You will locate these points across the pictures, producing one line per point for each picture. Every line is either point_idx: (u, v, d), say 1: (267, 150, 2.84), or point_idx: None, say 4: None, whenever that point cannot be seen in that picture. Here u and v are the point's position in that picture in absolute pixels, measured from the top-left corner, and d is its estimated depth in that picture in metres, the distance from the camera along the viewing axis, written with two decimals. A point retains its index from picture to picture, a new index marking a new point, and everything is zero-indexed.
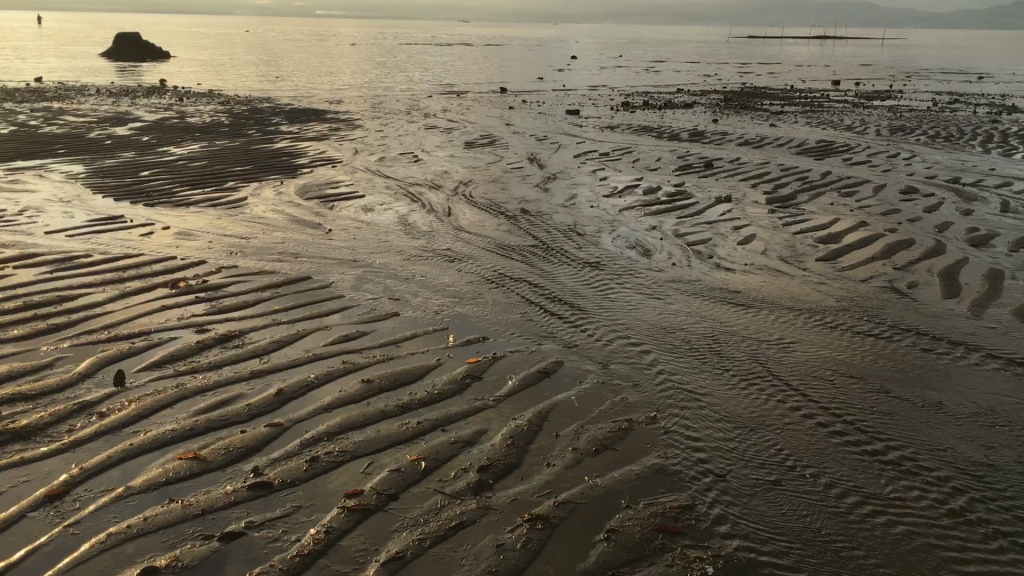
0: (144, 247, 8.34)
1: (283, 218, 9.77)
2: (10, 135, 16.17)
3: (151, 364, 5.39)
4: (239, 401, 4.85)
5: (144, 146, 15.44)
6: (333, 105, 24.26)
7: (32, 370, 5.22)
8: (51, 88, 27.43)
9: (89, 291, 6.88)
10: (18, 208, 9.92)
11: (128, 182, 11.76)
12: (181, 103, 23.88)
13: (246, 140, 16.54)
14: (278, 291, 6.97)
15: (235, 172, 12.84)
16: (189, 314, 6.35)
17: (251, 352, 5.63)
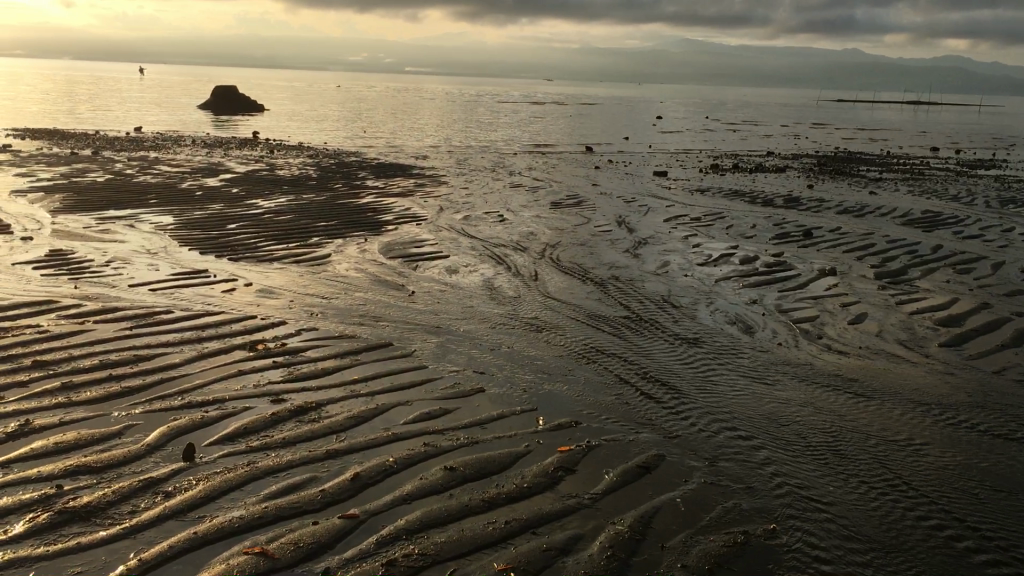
0: (225, 304, 8.13)
1: (366, 277, 9.52)
2: (106, 184, 16.42)
3: (223, 437, 5.06)
4: (313, 485, 4.48)
5: (232, 197, 15.49)
6: (419, 160, 24.30)
7: (100, 439, 4.94)
8: (149, 137, 28.16)
9: (166, 351, 6.65)
10: (106, 259, 9.88)
11: (215, 235, 11.69)
12: (271, 155, 24.18)
13: (333, 194, 16.50)
14: (358, 358, 6.62)
15: (321, 227, 12.71)
16: (265, 381, 6.03)
17: (328, 427, 5.26)
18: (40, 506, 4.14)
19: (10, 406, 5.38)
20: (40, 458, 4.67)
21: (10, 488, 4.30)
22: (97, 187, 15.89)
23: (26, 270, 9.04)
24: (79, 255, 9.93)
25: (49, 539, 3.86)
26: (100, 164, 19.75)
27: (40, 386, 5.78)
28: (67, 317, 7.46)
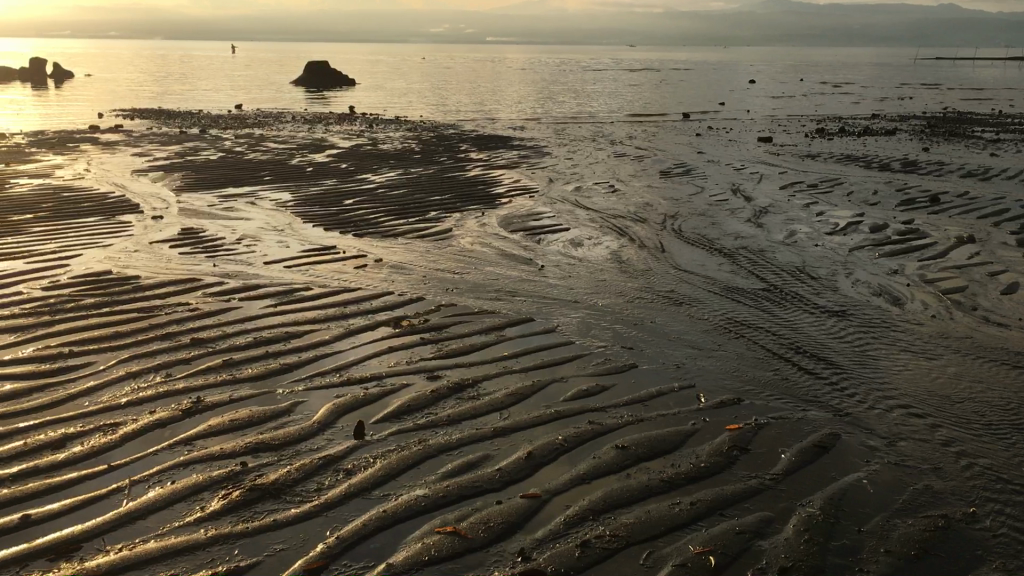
0: (360, 280, 8.22)
1: (492, 251, 9.51)
2: (220, 162, 16.77)
3: (388, 415, 5.10)
4: (488, 464, 4.47)
5: (343, 173, 15.66)
6: (517, 131, 24.23)
7: (272, 417, 5.03)
8: (252, 115, 28.74)
9: (314, 327, 6.74)
10: (236, 236, 10.08)
11: (335, 211, 11.81)
12: (371, 129, 24.38)
13: (440, 167, 16.55)
14: (502, 334, 6.62)
15: (436, 201, 12.75)
16: (417, 358, 6.07)
17: (489, 404, 5.26)
18: (231, 483, 4.24)
19: (179, 383, 5.52)
20: (219, 435, 4.78)
21: (198, 466, 4.41)
22: (212, 165, 16.25)
23: (165, 249, 9.27)
24: (211, 233, 10.16)
25: (245, 515, 3.94)
26: (211, 142, 20.20)
27: (204, 362, 5.91)
28: (213, 294, 7.62)
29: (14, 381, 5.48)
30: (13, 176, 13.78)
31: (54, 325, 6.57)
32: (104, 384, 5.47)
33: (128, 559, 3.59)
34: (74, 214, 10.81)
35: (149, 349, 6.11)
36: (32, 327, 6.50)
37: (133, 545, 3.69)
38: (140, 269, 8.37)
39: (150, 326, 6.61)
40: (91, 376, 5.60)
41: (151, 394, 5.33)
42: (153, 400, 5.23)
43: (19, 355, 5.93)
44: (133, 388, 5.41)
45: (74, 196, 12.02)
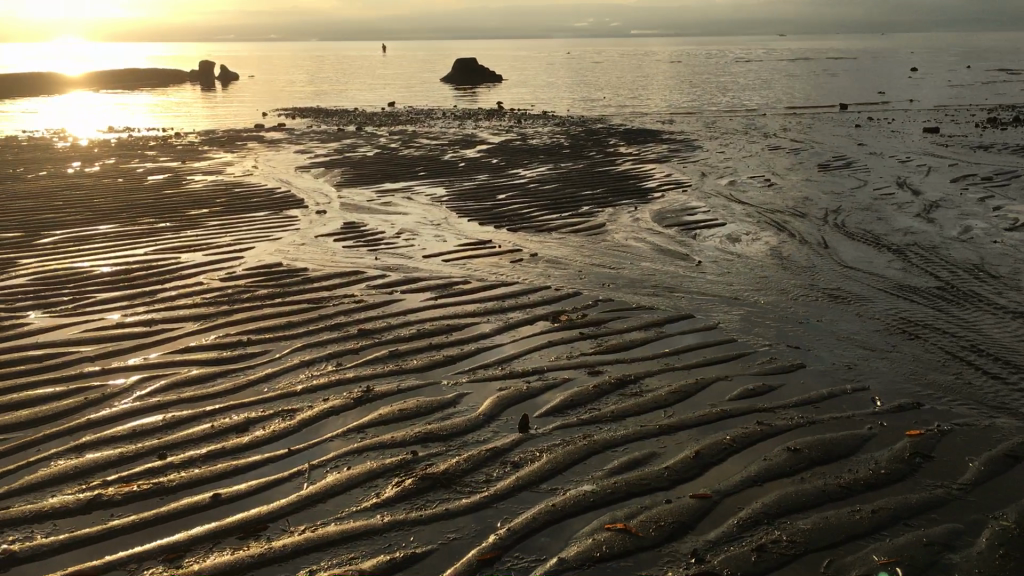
0: (516, 274, 8.30)
1: (648, 247, 9.42)
2: (377, 158, 17.29)
3: (552, 410, 5.12)
4: (655, 462, 4.42)
5: (495, 168, 15.87)
6: (666, 125, 23.91)
7: (439, 407, 5.13)
8: (404, 112, 29.49)
9: (474, 320, 6.84)
10: (396, 230, 10.36)
11: (488, 205, 11.97)
12: (519, 125, 24.61)
13: (590, 162, 16.53)
14: (662, 331, 6.54)
15: (587, 196, 12.73)
16: (577, 353, 6.06)
17: (653, 401, 5.21)
18: (403, 471, 4.35)
19: (349, 372, 5.72)
20: (388, 424, 4.91)
21: (371, 453, 4.55)
22: (370, 161, 16.77)
23: (329, 243, 9.62)
24: (371, 227, 10.48)
25: (418, 504, 4.03)
26: (367, 139, 20.85)
27: (371, 352, 6.10)
28: (375, 286, 7.85)
29: (198, 367, 5.80)
30: (188, 172, 14.60)
31: (232, 314, 6.92)
32: (280, 371, 5.72)
33: (312, 540, 3.74)
34: (245, 209, 11.36)
35: (320, 339, 6.35)
36: (212, 316, 6.87)
37: (316, 527, 3.83)
38: (307, 261, 8.71)
39: (319, 317, 6.87)
40: (268, 363, 5.86)
41: (323, 382, 5.53)
42: (326, 389, 5.42)
43: (202, 342, 6.28)
44: (307, 376, 5.64)
45: (244, 192, 12.65)
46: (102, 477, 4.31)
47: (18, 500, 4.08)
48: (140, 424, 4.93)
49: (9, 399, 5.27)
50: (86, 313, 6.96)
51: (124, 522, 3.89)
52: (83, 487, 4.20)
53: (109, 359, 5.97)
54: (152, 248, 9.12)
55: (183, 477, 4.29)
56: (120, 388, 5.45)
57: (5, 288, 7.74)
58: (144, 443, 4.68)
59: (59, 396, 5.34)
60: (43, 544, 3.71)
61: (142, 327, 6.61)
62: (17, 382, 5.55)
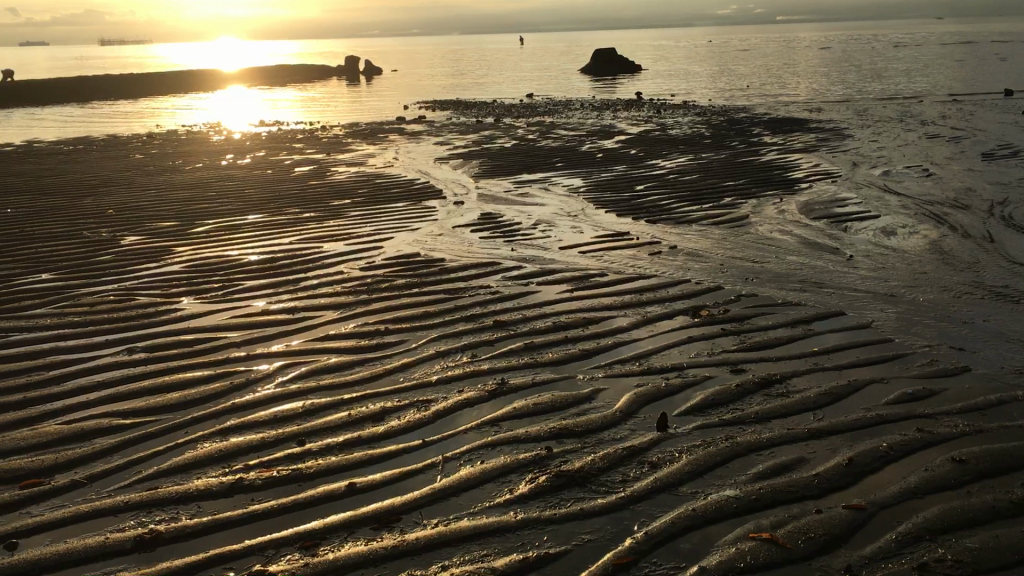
0: (655, 267, 8.08)
1: (794, 241, 9.03)
2: (514, 149, 17.29)
3: (692, 409, 4.91)
4: (803, 469, 4.17)
5: (634, 158, 15.60)
6: (814, 113, 23.02)
7: (574, 403, 5.01)
8: (543, 103, 29.46)
9: (612, 313, 6.68)
10: (532, 221, 10.29)
11: (627, 196, 11.75)
12: (659, 115, 24.18)
13: (733, 152, 16.03)
14: (810, 328, 6.21)
15: (730, 187, 12.35)
16: (719, 350, 5.82)
17: (800, 403, 4.93)
18: (536, 468, 4.24)
19: (483, 364, 5.66)
20: (523, 418, 4.82)
21: (505, 448, 4.47)
22: (508, 152, 16.79)
23: (466, 233, 9.64)
24: (508, 218, 10.44)
25: (552, 503, 3.92)
26: (505, 130, 20.90)
27: (505, 345, 6.02)
28: (511, 277, 7.79)
29: (337, 355, 5.87)
30: (332, 164, 14.97)
31: (371, 303, 6.99)
32: (416, 362, 5.72)
33: (444, 535, 3.68)
34: (385, 200, 11.53)
35: (456, 330, 6.33)
36: (351, 305, 6.96)
37: (448, 522, 3.77)
38: (444, 252, 8.74)
39: (455, 308, 6.86)
40: (404, 353, 5.87)
41: (458, 373, 5.49)
42: (461, 380, 5.38)
43: (341, 331, 6.36)
44: (442, 367, 5.62)
45: (385, 182, 12.85)
46: (243, 461, 4.39)
47: (164, 480, 4.20)
48: (281, 410, 5.01)
49: (160, 382, 5.46)
50: (232, 300, 7.17)
51: (262, 507, 3.94)
52: (225, 470, 4.29)
53: (253, 345, 6.11)
54: (297, 238, 9.35)
55: (320, 465, 4.32)
56: (262, 374, 5.56)
57: (160, 274, 8.08)
58: (284, 429, 4.75)
59: (206, 380, 5.49)
60: (186, 526, 3.79)
61: (284, 315, 6.75)
62: (167, 365, 5.75)
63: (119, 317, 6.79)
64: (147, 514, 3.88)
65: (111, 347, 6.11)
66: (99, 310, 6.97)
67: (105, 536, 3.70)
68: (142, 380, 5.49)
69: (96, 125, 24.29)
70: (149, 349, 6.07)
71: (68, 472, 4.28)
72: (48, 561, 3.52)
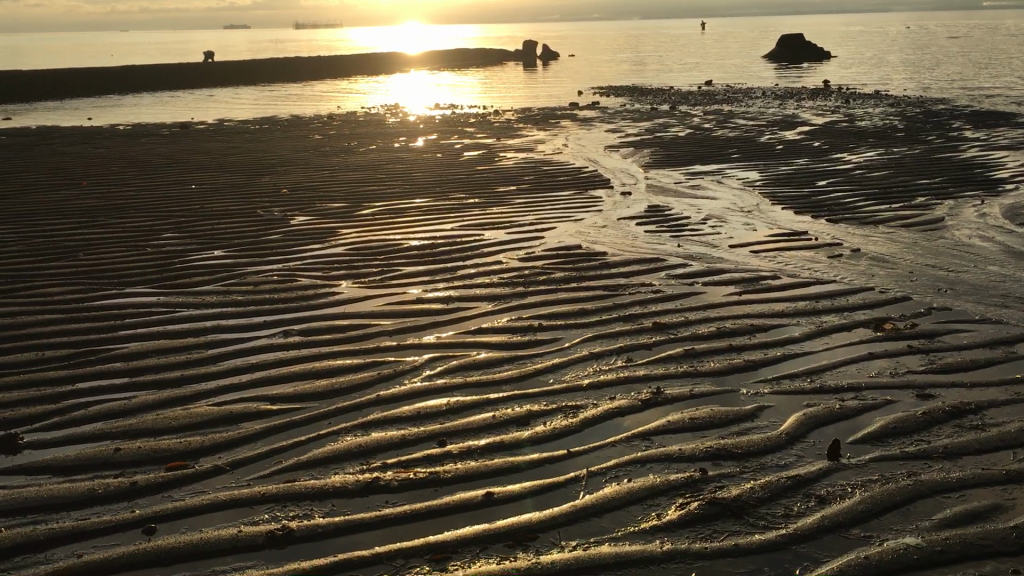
0: (835, 271, 7.47)
1: (996, 249, 8.19)
2: (689, 138, 16.70)
3: (869, 437, 4.42)
4: (999, 518, 3.63)
5: (817, 151, 14.73)
6: (1023, 107, 21.17)
7: (736, 420, 4.61)
8: (723, 91, 28.50)
9: (783, 320, 6.18)
10: (702, 215, 9.81)
11: (807, 192, 11.05)
12: (847, 105, 22.85)
13: (928, 148, 14.86)
14: (1011, 351, 5.52)
15: (923, 185, 11.42)
16: (903, 370, 5.25)
17: (998, 439, 4.34)
18: (689, 493, 3.89)
19: (639, 369, 5.33)
20: (679, 433, 4.47)
21: (655, 466, 4.14)
22: (682, 141, 16.24)
23: (631, 226, 9.28)
24: (677, 212, 10.00)
25: (703, 535, 3.57)
26: (680, 118, 20.30)
27: (664, 349, 5.66)
28: (676, 276, 7.39)
29: (487, 350, 5.68)
30: (501, 149, 14.89)
31: (527, 297, 6.77)
32: (568, 362, 5.46)
33: (582, 560, 3.40)
34: (551, 187, 11.32)
35: (612, 330, 6.02)
36: (507, 297, 6.77)
37: (587, 547, 3.49)
38: (607, 245, 8.43)
39: (613, 306, 6.54)
40: (557, 352, 5.62)
41: (612, 379, 5.19)
42: (614, 386, 5.08)
43: (494, 324, 6.17)
44: (595, 370, 5.33)
45: (553, 170, 12.64)
46: (382, 459, 4.26)
47: (303, 474, 4.12)
48: (426, 405, 4.87)
49: (311, 367, 5.44)
50: (390, 287, 7.13)
51: (396, 511, 3.79)
52: (363, 468, 4.18)
53: (405, 334, 6.02)
54: (459, 224, 9.26)
55: (459, 469, 4.13)
56: (411, 366, 5.45)
57: (324, 256, 8.16)
58: (426, 427, 4.60)
59: (355, 368, 5.43)
60: (319, 524, 3.69)
61: (440, 304, 6.64)
62: (320, 351, 5.73)
63: (279, 298, 6.87)
64: (282, 508, 3.81)
65: (269, 329, 6.17)
66: (262, 290, 7.08)
67: (238, 528, 3.65)
68: (294, 365, 5.49)
69: (282, 106, 25.32)
70: (305, 333, 6.08)
71: (211, 457, 4.29)
72: (180, 550, 3.49)
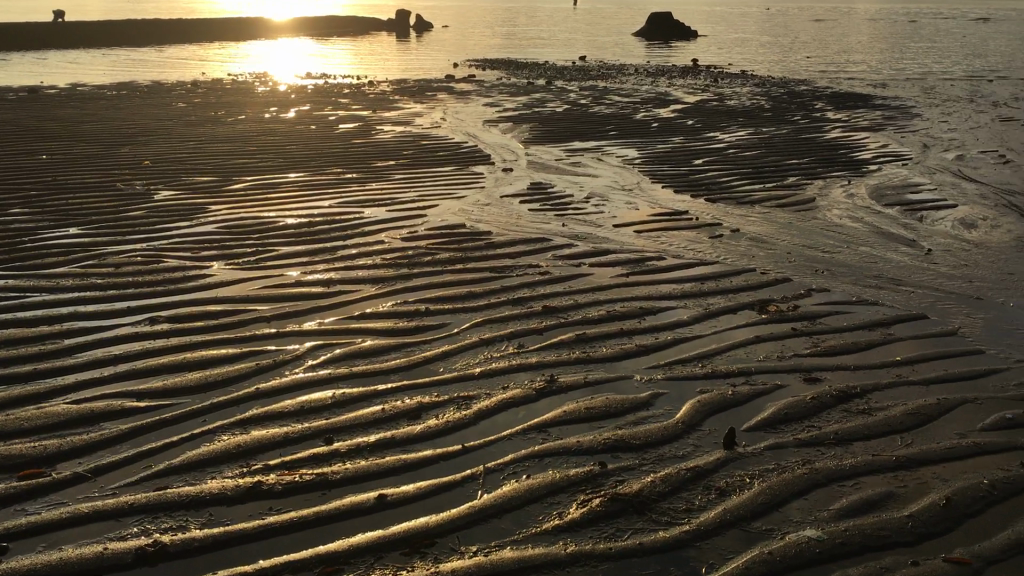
0: (717, 251, 7.53)
1: (868, 229, 8.44)
2: (566, 114, 16.69)
3: (762, 424, 4.41)
4: (893, 507, 3.66)
5: (692, 130, 14.96)
6: (879, 89, 22.14)
7: (632, 409, 4.53)
8: (596, 66, 28.69)
9: (671, 303, 6.16)
10: (585, 193, 9.76)
11: (684, 171, 11.16)
12: (716, 84, 23.34)
13: (795, 128, 15.30)
14: (890, 333, 5.66)
15: (795, 165, 11.72)
16: (790, 354, 5.29)
17: (885, 424, 4.40)
18: (589, 489, 3.78)
19: (530, 356, 5.19)
20: (575, 424, 4.36)
21: (553, 460, 4.01)
22: (559, 117, 16.20)
23: (514, 204, 9.14)
24: (559, 189, 9.92)
25: (606, 534, 3.46)
26: (556, 93, 20.28)
27: (555, 334, 5.54)
28: (563, 256, 7.29)
29: (373, 337, 5.43)
30: (377, 122, 14.49)
31: (412, 279, 6.53)
32: (457, 349, 5.27)
33: (483, 567, 3.24)
34: (431, 163, 11.06)
35: (501, 315, 5.86)
36: (390, 280, 6.51)
37: (488, 552, 3.33)
38: (491, 223, 8.26)
39: (501, 288, 6.38)
40: (445, 339, 5.42)
41: (505, 366, 5.03)
42: (506, 374, 4.92)
43: (379, 309, 5.91)
44: (485, 357, 5.16)
45: (432, 144, 12.36)
46: (263, 460, 3.97)
47: (176, 480, 3.80)
48: (308, 399, 4.58)
49: (182, 359, 5.06)
50: (265, 268, 6.75)
51: (282, 518, 3.53)
52: (243, 472, 3.88)
53: (284, 320, 5.69)
54: (337, 201, 8.90)
55: (347, 469, 3.89)
56: (292, 355, 5.14)
57: (192, 235, 7.67)
58: (311, 423, 4.32)
59: (230, 359, 5.08)
60: (196, 538, 3.40)
61: (321, 287, 6.32)
62: (192, 340, 5.35)
63: (144, 281, 6.40)
64: (154, 520, 3.49)
65: (133, 316, 5.73)
66: (124, 272, 6.58)
67: (104, 545, 3.31)
68: (163, 356, 5.10)
69: (140, 70, 23.98)
70: (174, 320, 5.67)
71: (71, 463, 3.90)
72: None
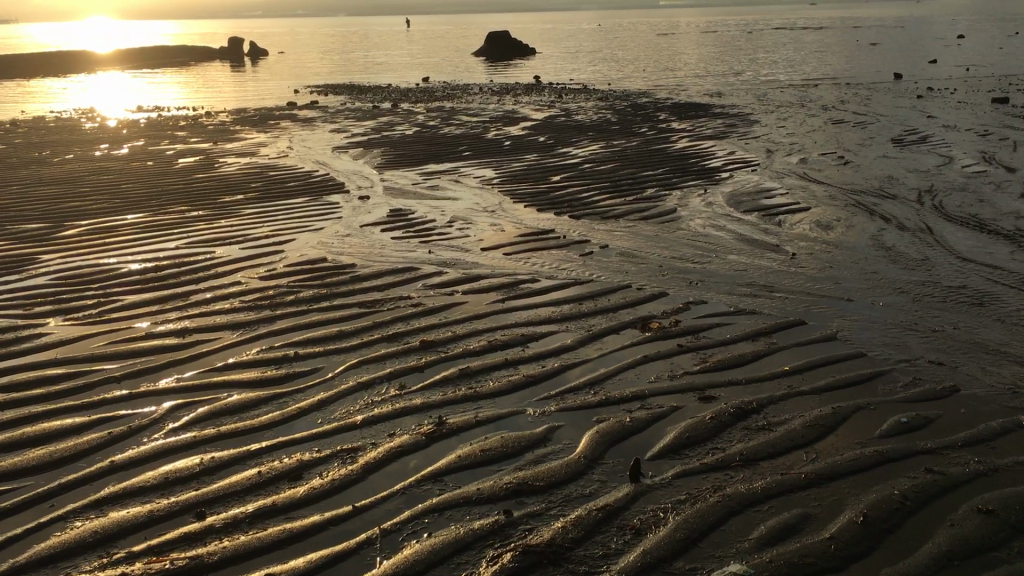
0: (590, 270, 7.38)
1: (732, 237, 8.52)
2: (417, 137, 16.36)
3: (664, 451, 4.22)
4: (812, 529, 3.52)
5: (545, 146, 14.96)
6: (716, 98, 22.92)
7: (530, 447, 4.25)
8: (441, 87, 28.60)
9: (551, 327, 5.94)
10: (446, 218, 9.48)
11: (544, 188, 11.06)
12: (562, 100, 23.58)
13: (644, 139, 15.52)
14: (773, 342, 5.62)
15: (650, 176, 11.82)
16: (680, 372, 5.15)
17: (787, 439, 4.30)
18: (497, 543, 3.48)
19: (415, 397, 4.85)
20: (471, 471, 4.04)
21: (454, 513, 3.69)
22: (410, 140, 15.88)
23: (375, 233, 8.75)
24: (420, 215, 9.60)
25: None
26: (405, 116, 19.98)
27: (436, 371, 5.21)
28: (433, 286, 6.97)
29: (239, 390, 4.95)
30: (220, 154, 13.79)
31: (276, 322, 6.06)
32: (334, 397, 4.86)
33: None
34: (283, 195, 10.52)
35: (377, 353, 5.49)
36: (253, 324, 6.02)
37: None
38: (354, 255, 7.85)
39: (374, 325, 6.00)
40: (320, 385, 5.01)
41: (388, 411, 4.66)
42: (390, 420, 4.56)
43: (243, 358, 5.43)
44: (366, 403, 4.77)
45: (282, 175, 11.81)
46: (125, 547, 3.47)
47: None
48: (172, 469, 4.08)
49: (20, 435, 4.45)
50: (111, 322, 6.13)
51: None
52: (101, 565, 3.37)
53: (135, 380, 5.13)
54: (185, 241, 8.30)
55: (225, 548, 3.44)
56: (149, 419, 4.60)
57: (22, 290, 6.92)
58: (178, 497, 3.84)
59: (77, 429, 4.50)
60: None
61: (174, 339, 5.77)
62: (30, 411, 4.73)
63: None
64: None
65: None
66: None
67: None
68: None
69: None
70: (7, 390, 5.02)
71: None
72: None
